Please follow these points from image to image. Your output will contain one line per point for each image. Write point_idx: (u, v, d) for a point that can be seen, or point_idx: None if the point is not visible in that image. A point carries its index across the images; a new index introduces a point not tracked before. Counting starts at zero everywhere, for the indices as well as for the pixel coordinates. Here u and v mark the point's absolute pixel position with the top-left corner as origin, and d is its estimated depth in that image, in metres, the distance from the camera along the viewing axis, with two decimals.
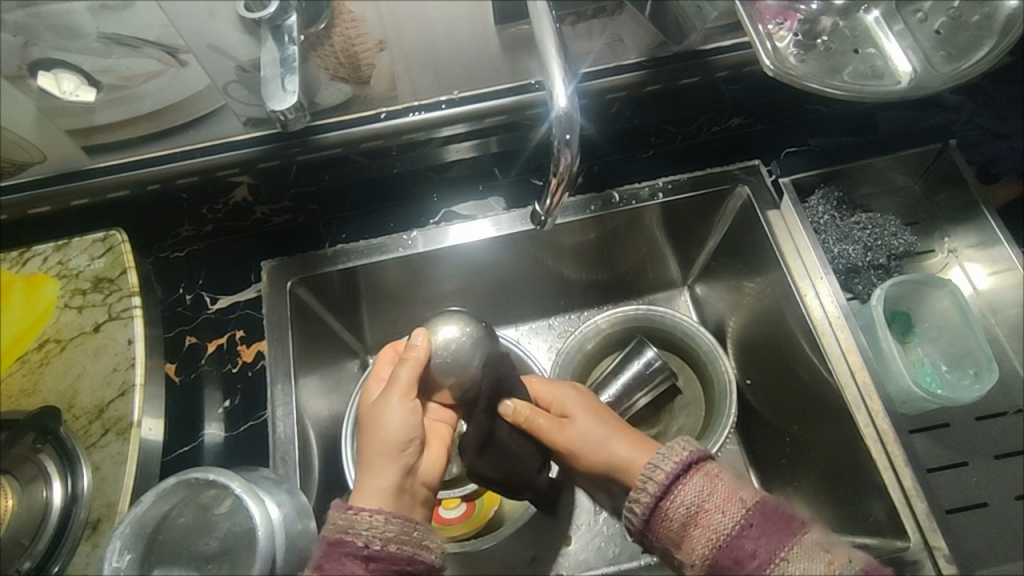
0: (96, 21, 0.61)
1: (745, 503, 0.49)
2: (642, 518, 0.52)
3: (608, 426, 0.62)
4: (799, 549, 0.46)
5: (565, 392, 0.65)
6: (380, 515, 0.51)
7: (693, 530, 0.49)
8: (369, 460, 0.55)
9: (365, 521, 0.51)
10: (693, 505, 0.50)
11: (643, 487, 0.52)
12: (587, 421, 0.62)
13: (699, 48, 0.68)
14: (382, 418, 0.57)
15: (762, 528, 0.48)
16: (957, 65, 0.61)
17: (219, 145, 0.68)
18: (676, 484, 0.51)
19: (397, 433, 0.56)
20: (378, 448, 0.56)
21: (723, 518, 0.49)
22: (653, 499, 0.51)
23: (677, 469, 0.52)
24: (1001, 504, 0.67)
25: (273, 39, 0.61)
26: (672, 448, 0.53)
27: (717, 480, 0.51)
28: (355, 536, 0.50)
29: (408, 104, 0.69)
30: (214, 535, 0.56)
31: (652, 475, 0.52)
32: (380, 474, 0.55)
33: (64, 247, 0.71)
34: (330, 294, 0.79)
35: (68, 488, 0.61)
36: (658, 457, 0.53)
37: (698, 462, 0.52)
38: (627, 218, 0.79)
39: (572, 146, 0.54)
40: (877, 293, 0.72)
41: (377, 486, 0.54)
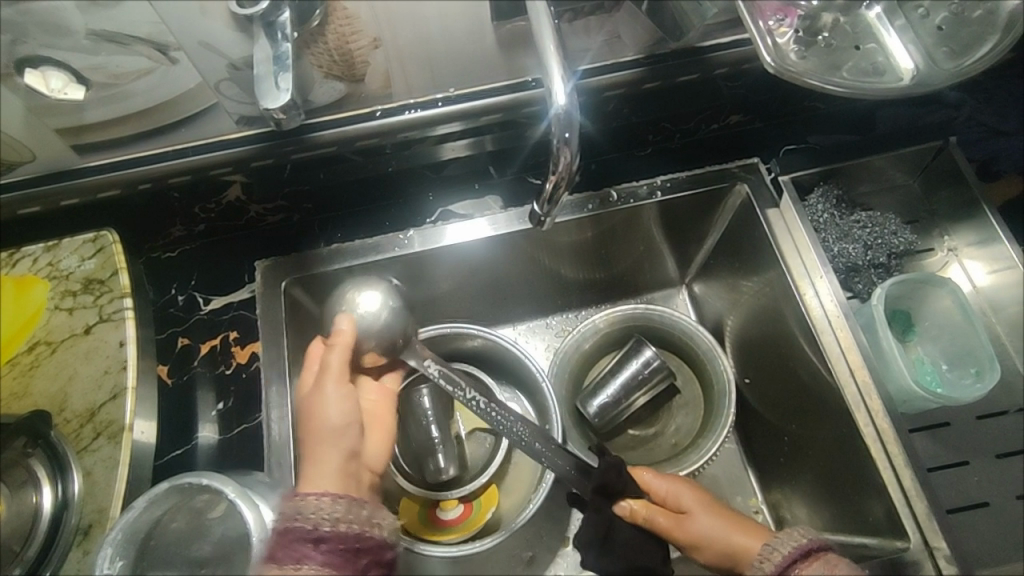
0: (85, 18, 0.64)
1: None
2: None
3: (725, 519, 0.61)
4: None
5: (677, 483, 0.63)
6: (326, 498, 0.53)
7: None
8: (313, 447, 0.61)
9: (313, 506, 0.52)
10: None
11: (760, 565, 0.56)
12: (707, 514, 0.61)
13: (698, 45, 0.67)
14: (321, 406, 0.63)
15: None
16: (960, 62, 0.61)
17: (211, 144, 0.65)
18: (793, 569, 0.54)
19: (324, 418, 0.63)
20: (317, 431, 0.62)
21: None
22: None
23: (795, 553, 0.55)
24: (1002, 504, 0.67)
25: (267, 36, 0.61)
26: (791, 533, 0.56)
27: (836, 569, 0.53)
28: (304, 520, 0.51)
29: (405, 101, 0.66)
30: (208, 539, 0.55)
31: (769, 555, 0.56)
32: (327, 457, 0.61)
33: (55, 247, 0.70)
34: (325, 295, 0.78)
35: (59, 493, 0.60)
36: (779, 539, 0.56)
37: (818, 551, 0.55)
38: (626, 216, 0.79)
39: (571, 144, 0.53)
40: (877, 292, 0.71)
41: (325, 468, 0.60)
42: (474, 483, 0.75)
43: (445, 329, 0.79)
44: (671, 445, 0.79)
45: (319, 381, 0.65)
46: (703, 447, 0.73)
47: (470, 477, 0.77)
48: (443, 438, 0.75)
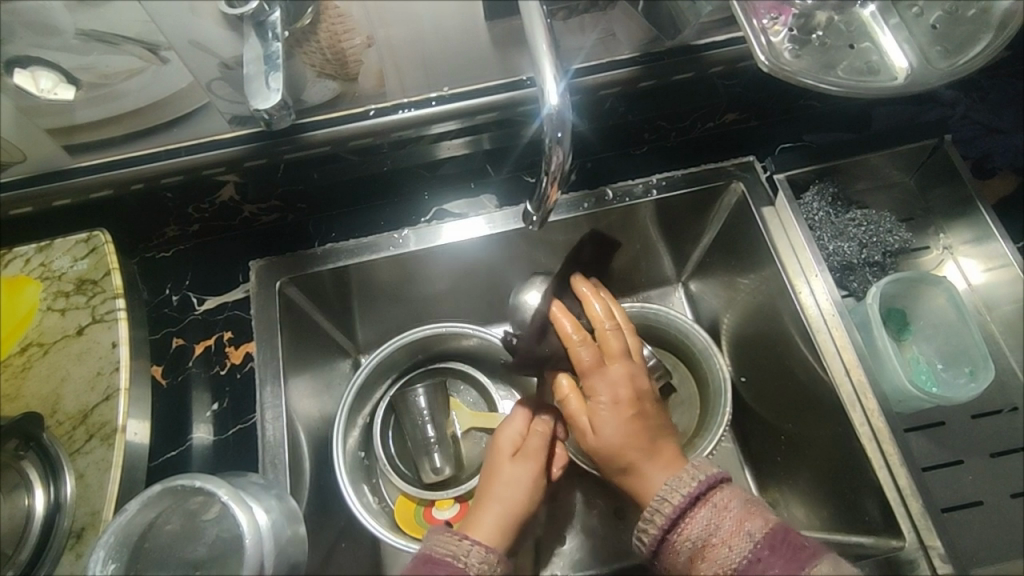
0: (73, 19, 0.64)
1: (753, 536, 0.51)
2: (652, 549, 0.55)
3: (632, 438, 0.61)
4: None
5: (611, 384, 0.62)
6: (490, 554, 0.57)
7: (700, 563, 0.52)
8: (497, 502, 0.63)
9: (478, 556, 0.56)
10: (700, 537, 0.52)
11: (650, 516, 0.55)
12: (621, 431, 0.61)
13: (693, 44, 0.67)
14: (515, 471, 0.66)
15: (763, 565, 0.50)
16: (954, 60, 0.61)
17: (204, 144, 0.65)
18: (683, 517, 0.54)
19: (528, 491, 0.65)
20: (511, 500, 0.64)
21: (729, 551, 0.51)
22: (661, 530, 0.54)
23: (684, 501, 0.54)
24: (996, 502, 0.67)
25: (257, 35, 0.62)
26: (680, 479, 0.55)
27: (724, 511, 0.53)
28: (466, 564, 0.56)
29: (397, 101, 0.66)
30: (203, 541, 0.54)
31: (660, 506, 0.55)
32: (494, 510, 0.63)
33: (46, 248, 0.70)
34: (320, 294, 0.78)
35: (52, 495, 0.59)
36: (669, 488, 0.55)
37: (707, 493, 0.55)
38: (621, 215, 0.78)
39: (563, 144, 0.53)
40: (872, 291, 0.71)
41: (494, 526, 0.62)
42: (471, 482, 0.75)
43: (440, 328, 0.80)
44: None
45: (525, 455, 0.67)
46: (699, 446, 0.73)
47: (466, 476, 0.77)
48: (438, 438, 0.76)
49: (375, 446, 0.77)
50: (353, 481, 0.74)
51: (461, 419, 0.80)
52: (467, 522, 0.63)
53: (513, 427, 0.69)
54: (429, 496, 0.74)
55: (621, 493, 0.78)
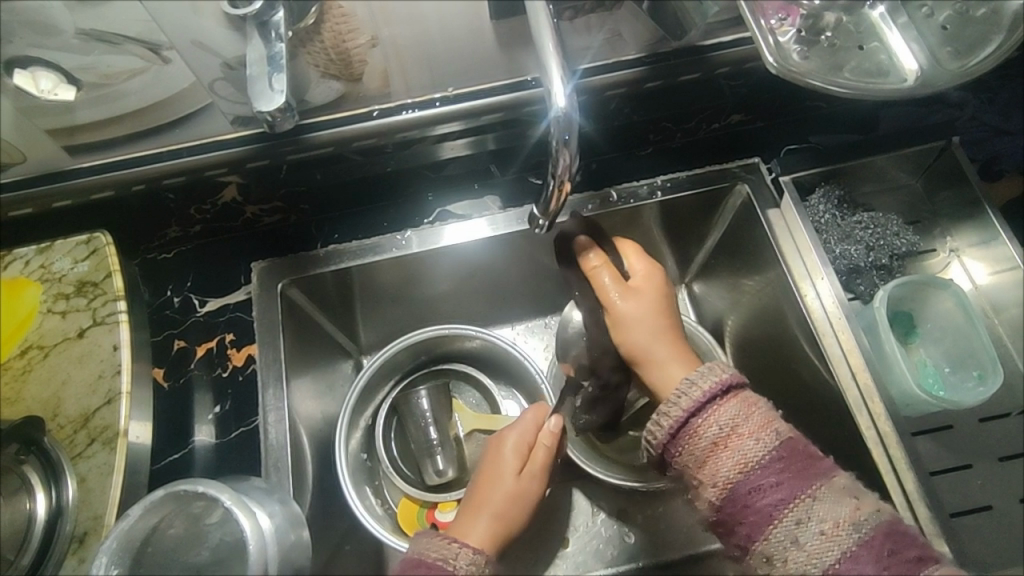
0: (76, 19, 0.66)
1: (779, 435, 0.52)
2: (668, 433, 0.53)
3: (660, 327, 0.64)
4: (825, 488, 0.50)
5: (644, 276, 0.66)
6: (478, 556, 0.57)
7: (722, 451, 0.51)
8: (492, 510, 0.64)
9: (467, 558, 0.56)
10: (727, 427, 0.52)
11: (675, 401, 0.54)
12: (653, 316, 0.64)
13: (700, 44, 0.66)
14: (512, 479, 0.65)
15: (787, 465, 0.50)
16: (964, 63, 0.60)
17: (207, 145, 0.63)
18: (712, 405, 0.53)
19: (524, 506, 0.65)
20: (505, 512, 0.64)
21: (755, 444, 0.51)
22: (685, 415, 0.53)
23: (716, 389, 0.53)
24: (1003, 507, 0.67)
25: (260, 35, 0.61)
26: (712, 368, 0.54)
27: (754, 407, 0.53)
28: (456, 567, 0.55)
29: (402, 102, 0.65)
30: (206, 546, 0.53)
31: (687, 393, 0.53)
32: (487, 515, 0.63)
33: (47, 249, 0.69)
34: (322, 296, 0.77)
35: (53, 499, 0.59)
36: (699, 374, 0.54)
37: (736, 386, 0.54)
38: (626, 217, 0.78)
39: (571, 147, 0.52)
40: (879, 294, 0.71)
41: (485, 535, 0.62)
42: None
43: (441, 330, 0.79)
44: None
45: (529, 464, 0.67)
46: None
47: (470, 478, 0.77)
48: (441, 441, 0.76)
49: (377, 448, 0.77)
50: (356, 484, 0.73)
51: (465, 422, 0.80)
52: (459, 523, 0.64)
53: (523, 431, 0.68)
54: (431, 498, 0.74)
55: (625, 496, 0.78)
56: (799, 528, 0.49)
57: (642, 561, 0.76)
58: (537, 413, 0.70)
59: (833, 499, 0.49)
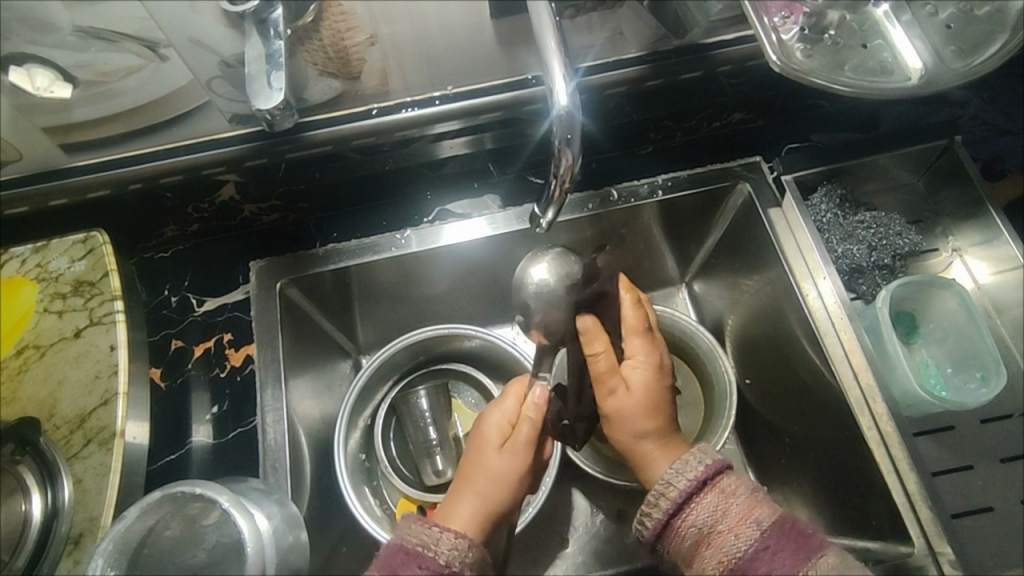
0: (72, 14, 0.64)
1: (762, 524, 0.49)
2: (653, 535, 0.53)
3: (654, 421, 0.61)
4: (815, 575, 0.47)
5: (639, 367, 0.61)
6: (461, 539, 0.56)
7: (704, 550, 0.50)
8: (476, 490, 0.63)
9: (448, 543, 0.55)
10: (705, 524, 0.50)
11: (654, 501, 0.53)
12: (642, 412, 0.60)
13: (702, 42, 0.65)
14: (494, 459, 0.64)
15: (772, 556, 0.48)
16: (969, 61, 0.60)
17: (203, 143, 0.63)
18: (689, 502, 0.52)
19: (510, 484, 0.64)
20: (491, 491, 0.63)
21: (735, 539, 0.49)
22: (664, 516, 0.52)
23: (691, 486, 0.52)
24: (1006, 509, 0.66)
25: (259, 32, 0.61)
26: (687, 461, 0.53)
27: (732, 498, 0.51)
28: (437, 552, 0.54)
29: (401, 100, 0.65)
30: (202, 548, 0.53)
31: (664, 492, 0.53)
32: (471, 496, 0.63)
33: (43, 248, 0.68)
34: (321, 295, 0.77)
35: (48, 501, 0.58)
36: (675, 469, 0.53)
37: (715, 477, 0.52)
38: (626, 216, 0.77)
39: (573, 146, 0.52)
40: (882, 294, 0.70)
41: (468, 518, 0.61)
42: None
43: (441, 329, 0.79)
44: None
45: (513, 441, 0.65)
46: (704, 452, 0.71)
47: None
48: (440, 441, 0.75)
49: (375, 449, 0.77)
50: (354, 484, 0.73)
51: (464, 422, 0.80)
52: (444, 510, 0.63)
53: (505, 411, 0.67)
54: (430, 498, 0.74)
55: (625, 497, 0.78)
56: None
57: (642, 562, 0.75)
58: (517, 388, 0.68)
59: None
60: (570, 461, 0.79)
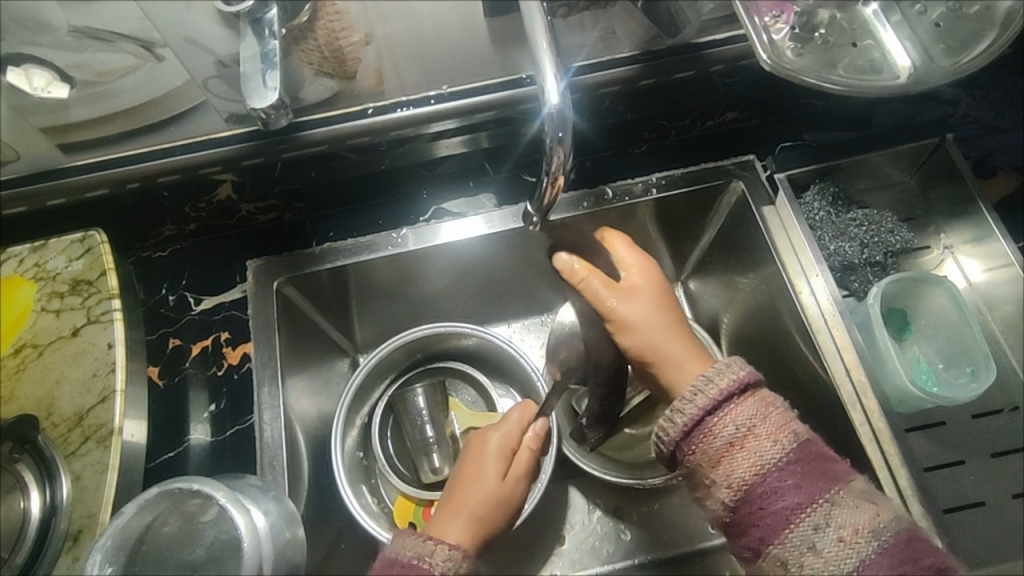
0: (67, 15, 0.66)
1: (797, 437, 0.51)
2: (681, 431, 0.52)
3: (665, 326, 0.62)
4: (845, 493, 0.49)
5: (639, 273, 0.64)
6: (456, 551, 0.56)
7: (738, 452, 0.50)
8: (470, 507, 0.63)
9: (444, 554, 0.55)
10: (743, 426, 0.51)
11: (692, 399, 0.52)
12: (653, 317, 0.62)
13: (694, 41, 0.66)
14: (489, 477, 0.64)
15: (804, 467, 0.49)
16: (958, 59, 0.60)
17: (201, 143, 0.63)
18: (728, 403, 0.52)
19: (505, 509, 0.64)
20: (484, 513, 0.63)
21: (772, 445, 0.50)
22: (701, 413, 0.52)
23: (733, 388, 0.52)
24: (998, 503, 0.67)
25: (254, 32, 0.62)
26: (731, 364, 0.53)
27: (771, 407, 0.52)
28: (432, 564, 0.54)
29: (396, 99, 0.65)
30: (200, 544, 0.54)
31: (703, 389, 0.52)
32: (466, 512, 0.62)
33: (41, 248, 0.69)
34: (318, 294, 0.77)
35: (47, 497, 0.59)
36: (717, 370, 0.53)
37: (754, 385, 0.53)
38: (621, 214, 0.78)
39: (564, 144, 0.52)
40: (874, 291, 0.71)
41: (463, 532, 0.61)
42: None
43: (437, 328, 0.79)
44: None
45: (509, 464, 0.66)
46: None
47: None
48: (437, 439, 0.76)
49: (372, 446, 0.77)
50: (352, 481, 0.73)
51: (461, 420, 0.80)
52: (437, 521, 0.63)
53: (507, 432, 0.68)
54: (427, 496, 0.74)
55: (621, 494, 0.78)
56: (817, 535, 0.47)
57: (638, 558, 0.76)
58: (521, 412, 0.69)
59: (851, 504, 0.48)
60: (566, 458, 0.79)
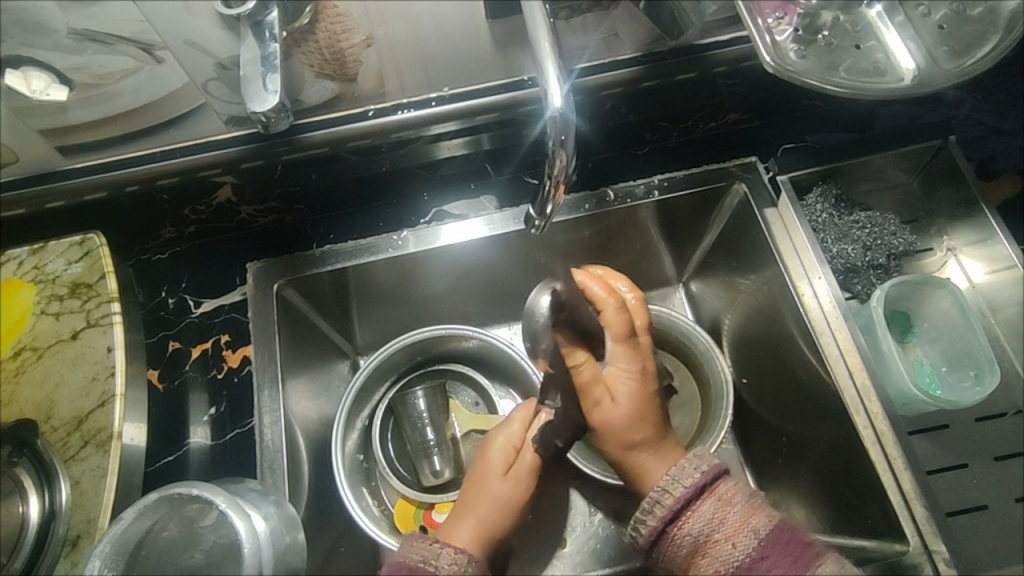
0: (66, 17, 0.66)
1: (759, 533, 0.49)
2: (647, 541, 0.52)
3: (640, 438, 0.57)
4: None
5: (626, 371, 0.57)
6: (461, 554, 0.56)
7: (700, 560, 0.49)
8: (475, 511, 0.63)
9: (448, 557, 0.56)
10: (702, 532, 0.50)
11: (650, 509, 0.52)
12: (624, 429, 0.57)
13: (696, 43, 0.65)
14: (493, 479, 0.65)
15: (769, 565, 0.47)
16: (961, 62, 0.60)
17: (201, 144, 0.63)
18: (686, 510, 0.51)
19: (509, 509, 0.64)
20: (489, 516, 0.64)
21: (732, 549, 0.48)
22: (659, 524, 0.51)
23: (688, 494, 0.51)
24: (1000, 507, 0.67)
25: (254, 34, 0.62)
26: (683, 469, 0.52)
27: (729, 506, 0.50)
28: (437, 567, 0.55)
29: (397, 101, 0.65)
30: (200, 548, 0.53)
31: (660, 499, 0.52)
32: (471, 515, 0.63)
33: (39, 250, 0.68)
34: (318, 296, 0.77)
35: (46, 502, 0.59)
36: (671, 477, 0.52)
37: (712, 484, 0.52)
38: (623, 216, 0.78)
39: (567, 147, 0.52)
40: (877, 294, 0.71)
41: (466, 534, 0.62)
42: None
43: (439, 330, 0.79)
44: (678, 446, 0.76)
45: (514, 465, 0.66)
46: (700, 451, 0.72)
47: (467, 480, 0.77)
48: (438, 441, 0.76)
49: (373, 449, 0.77)
50: (352, 484, 0.73)
51: (461, 421, 0.80)
52: (444, 526, 0.64)
53: (511, 435, 0.68)
54: (428, 499, 0.74)
55: (622, 497, 0.78)
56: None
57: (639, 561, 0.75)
58: (521, 415, 0.69)
59: None
60: (567, 461, 0.79)
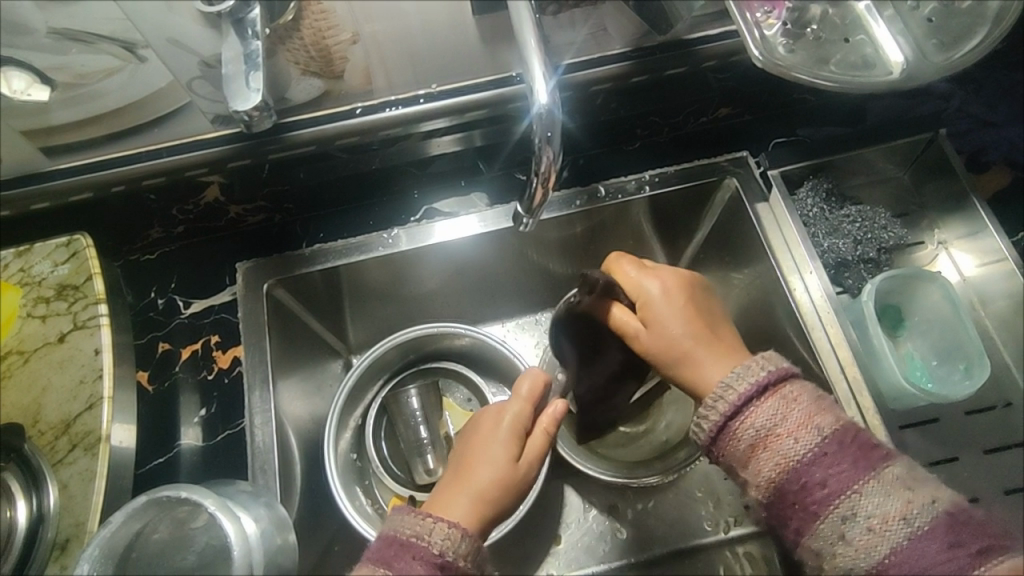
0: (44, 16, 0.66)
1: (822, 431, 0.50)
2: (708, 435, 0.54)
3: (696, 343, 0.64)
4: (875, 483, 0.48)
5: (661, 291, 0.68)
6: (455, 529, 0.55)
7: (762, 452, 0.51)
8: (472, 487, 0.62)
9: (441, 533, 0.54)
10: (764, 428, 0.51)
11: (713, 404, 0.54)
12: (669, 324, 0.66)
13: (685, 38, 0.65)
14: (491, 454, 0.64)
15: (835, 460, 0.49)
16: (950, 54, 0.60)
17: (188, 144, 0.62)
18: (748, 406, 0.52)
19: (511, 490, 0.63)
20: (490, 491, 0.62)
21: (795, 443, 0.50)
22: (722, 418, 0.53)
23: (752, 390, 0.52)
24: (990, 499, 0.67)
25: (236, 32, 0.61)
26: (750, 367, 0.53)
27: (793, 404, 0.51)
28: (429, 543, 0.53)
29: (385, 98, 0.64)
30: (192, 549, 0.52)
31: (723, 395, 0.53)
32: (467, 490, 0.62)
33: (25, 252, 0.68)
34: (309, 296, 0.76)
35: (34, 506, 0.58)
36: (737, 374, 0.54)
37: (777, 382, 0.53)
38: (614, 212, 0.77)
39: (553, 143, 0.51)
40: (867, 288, 0.71)
41: (467, 511, 0.61)
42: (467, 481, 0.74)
43: (431, 328, 0.79)
44: (662, 441, 0.78)
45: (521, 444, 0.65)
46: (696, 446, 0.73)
47: None
48: (432, 440, 0.76)
49: (366, 449, 0.77)
50: (344, 483, 0.73)
51: (455, 420, 0.80)
52: (443, 497, 0.62)
53: (517, 411, 0.66)
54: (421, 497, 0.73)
55: (616, 492, 0.78)
56: (847, 525, 0.48)
57: (633, 556, 0.75)
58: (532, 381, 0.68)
59: (883, 494, 0.47)
60: (561, 458, 0.79)
